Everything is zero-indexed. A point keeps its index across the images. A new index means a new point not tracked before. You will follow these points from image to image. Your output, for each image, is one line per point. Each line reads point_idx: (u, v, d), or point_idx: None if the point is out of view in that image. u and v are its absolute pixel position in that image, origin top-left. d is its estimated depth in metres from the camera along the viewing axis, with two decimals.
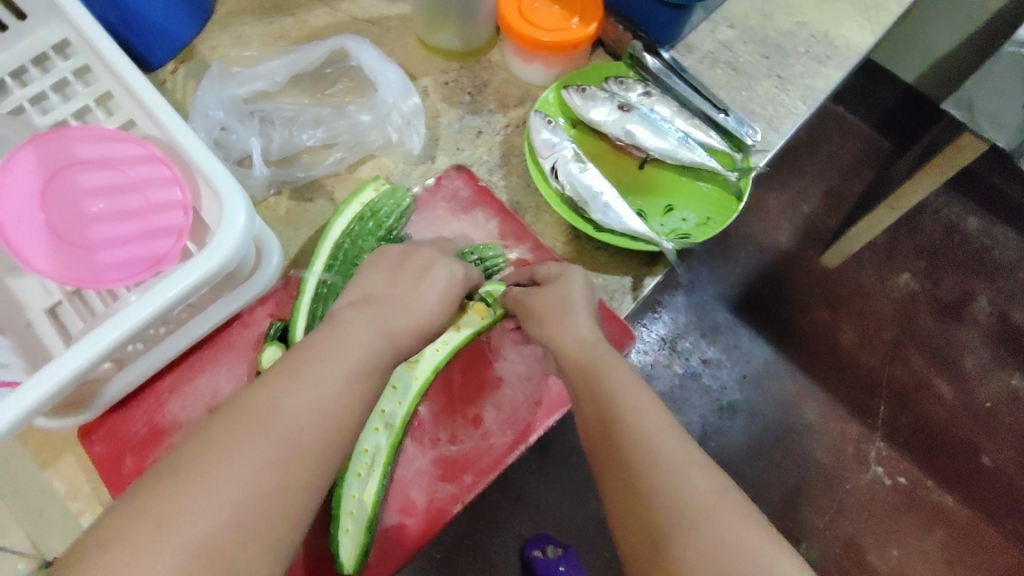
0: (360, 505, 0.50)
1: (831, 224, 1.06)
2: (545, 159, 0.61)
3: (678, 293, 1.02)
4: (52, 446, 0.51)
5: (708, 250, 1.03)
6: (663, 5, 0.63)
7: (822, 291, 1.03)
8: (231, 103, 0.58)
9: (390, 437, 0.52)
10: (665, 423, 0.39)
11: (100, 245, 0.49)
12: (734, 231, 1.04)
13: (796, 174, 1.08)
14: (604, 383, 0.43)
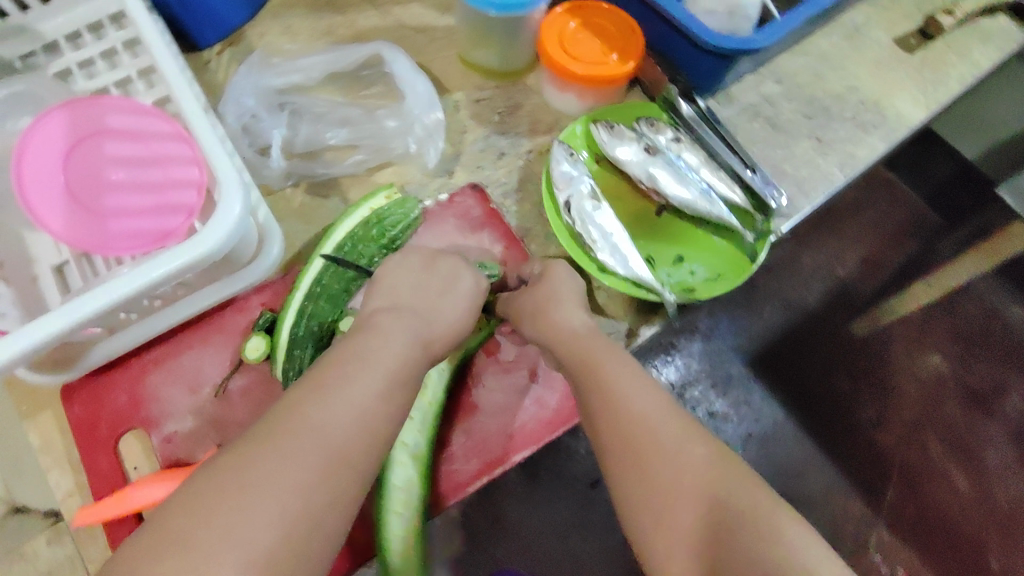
0: (404, 539, 0.50)
1: (865, 290, 1.01)
2: (561, 191, 0.60)
3: (695, 339, 0.97)
4: (33, 400, 0.51)
5: (733, 298, 0.98)
6: (707, 54, 0.62)
7: (845, 361, 0.98)
8: (264, 93, 0.59)
9: (416, 470, 0.50)
10: (679, 435, 0.42)
11: (114, 213, 0.50)
12: (761, 284, 1.00)
13: (836, 235, 1.02)
14: (617, 399, 0.44)
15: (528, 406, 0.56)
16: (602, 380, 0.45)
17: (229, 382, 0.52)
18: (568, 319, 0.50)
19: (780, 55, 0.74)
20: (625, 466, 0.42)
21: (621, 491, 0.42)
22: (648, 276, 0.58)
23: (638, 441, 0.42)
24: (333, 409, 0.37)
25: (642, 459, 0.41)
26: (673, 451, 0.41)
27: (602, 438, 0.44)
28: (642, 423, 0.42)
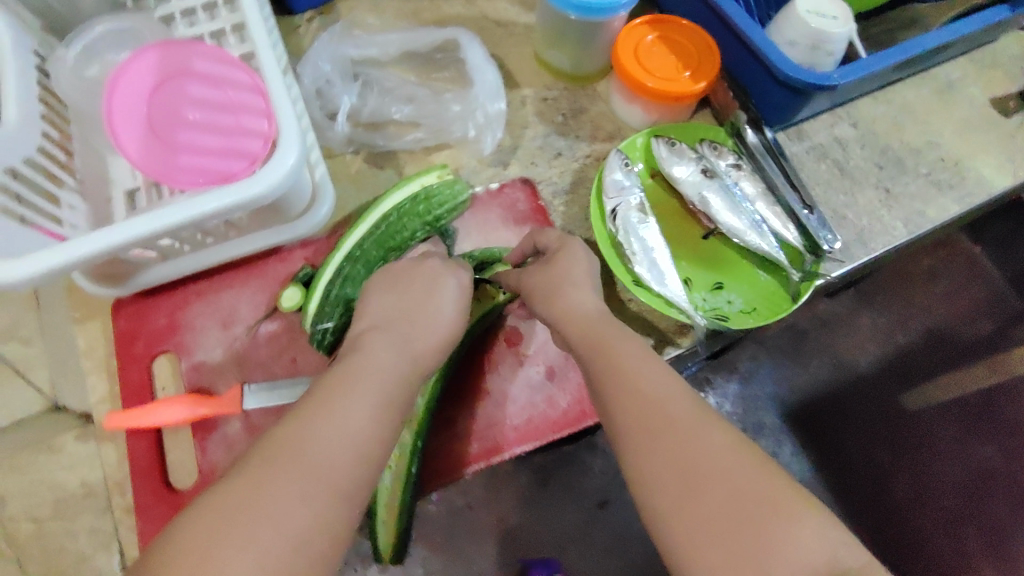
0: (393, 496, 0.51)
1: (923, 363, 0.94)
2: (609, 199, 0.60)
3: (733, 379, 0.93)
4: (87, 308, 0.56)
5: (779, 342, 0.94)
6: (781, 86, 0.61)
7: (890, 433, 0.92)
8: (340, 61, 0.62)
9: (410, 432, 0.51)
10: (702, 423, 0.40)
11: (182, 147, 0.54)
12: (811, 334, 0.94)
13: (902, 300, 0.96)
14: (634, 386, 0.42)
15: (537, 402, 0.56)
16: (620, 371, 0.43)
17: (260, 324, 0.55)
18: (583, 304, 0.48)
19: (861, 100, 0.72)
20: (644, 450, 0.40)
21: (639, 478, 0.40)
22: (681, 297, 0.58)
23: (659, 426, 0.40)
24: (350, 410, 0.38)
25: (664, 443, 0.39)
26: (695, 434, 0.39)
27: (617, 422, 0.42)
28: (663, 409, 0.41)
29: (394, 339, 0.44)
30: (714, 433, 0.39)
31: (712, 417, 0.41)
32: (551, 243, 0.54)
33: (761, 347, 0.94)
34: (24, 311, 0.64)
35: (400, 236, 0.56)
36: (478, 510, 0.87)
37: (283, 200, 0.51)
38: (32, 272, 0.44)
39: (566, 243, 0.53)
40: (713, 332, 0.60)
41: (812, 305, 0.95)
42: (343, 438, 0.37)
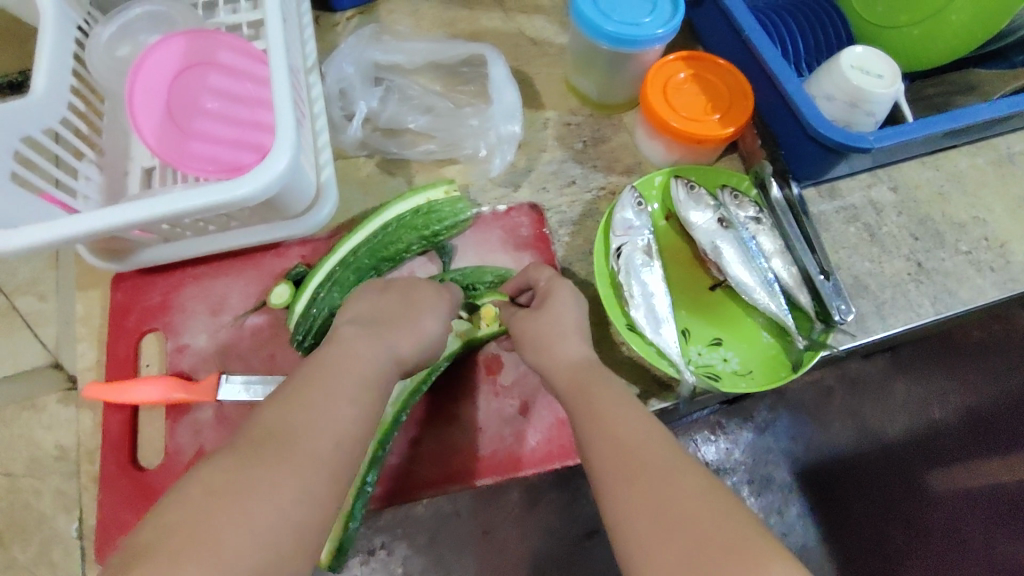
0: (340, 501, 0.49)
1: (959, 443, 0.78)
2: (615, 236, 0.58)
3: (746, 428, 0.80)
4: (93, 275, 0.58)
5: (802, 397, 0.80)
6: (811, 141, 0.58)
7: (908, 518, 0.76)
8: (364, 64, 0.62)
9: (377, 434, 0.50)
10: (679, 467, 0.37)
11: (198, 135, 0.55)
12: (837, 394, 0.80)
13: (945, 372, 0.80)
14: (607, 422, 0.41)
15: (505, 435, 0.54)
16: (598, 411, 0.42)
17: (247, 316, 0.56)
18: (579, 359, 0.46)
19: (906, 163, 0.68)
20: (617, 495, 0.37)
21: (615, 526, 0.36)
22: (674, 347, 0.55)
23: (637, 467, 0.37)
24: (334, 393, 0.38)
25: (639, 484, 0.36)
26: (670, 479, 0.36)
27: (598, 461, 0.39)
28: (642, 450, 0.38)
29: (375, 336, 0.43)
30: (691, 476, 0.36)
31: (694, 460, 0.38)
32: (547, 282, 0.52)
33: (781, 397, 0.81)
34: (45, 269, 0.69)
35: (394, 247, 0.56)
36: (466, 520, 0.79)
37: (280, 199, 0.52)
38: (20, 243, 0.44)
39: (555, 286, 0.51)
40: (703, 389, 0.57)
41: (842, 362, 0.80)
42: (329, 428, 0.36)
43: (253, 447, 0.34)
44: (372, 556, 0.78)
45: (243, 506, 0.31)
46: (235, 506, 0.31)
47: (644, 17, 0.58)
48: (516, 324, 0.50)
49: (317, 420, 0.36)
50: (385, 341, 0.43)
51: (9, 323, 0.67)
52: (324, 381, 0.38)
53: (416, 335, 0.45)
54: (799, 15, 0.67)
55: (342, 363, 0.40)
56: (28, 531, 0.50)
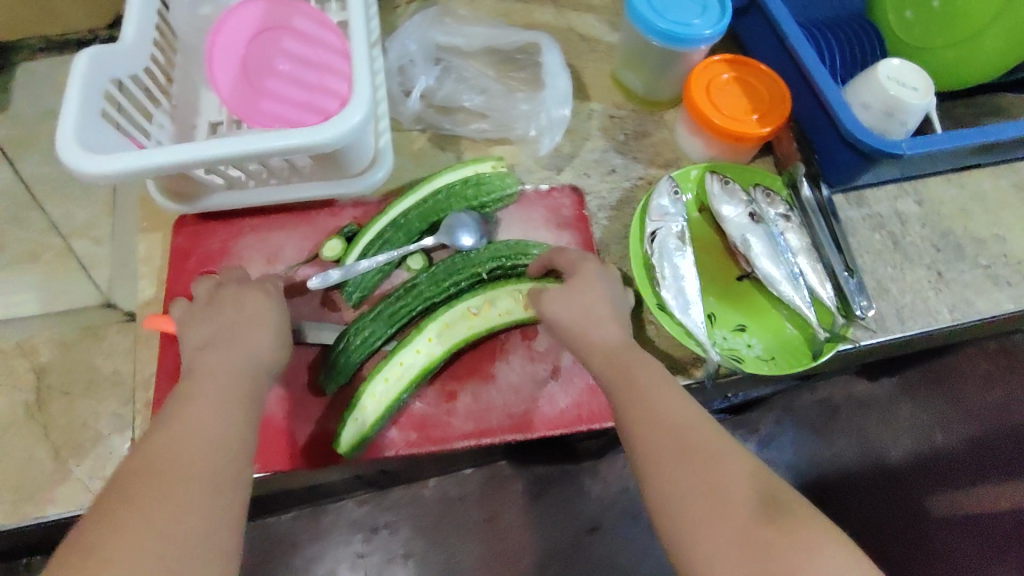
0: (375, 406, 0.52)
1: (962, 469, 0.78)
2: (652, 221, 0.61)
3: (751, 440, 0.82)
4: (158, 218, 0.61)
5: (807, 413, 0.82)
6: (846, 146, 0.61)
7: (910, 541, 0.76)
8: (426, 44, 0.66)
9: (428, 360, 0.54)
10: (730, 453, 0.40)
11: (267, 94, 0.59)
12: (843, 413, 0.82)
13: (948, 400, 0.80)
14: (650, 405, 0.42)
15: (538, 397, 0.56)
16: (642, 394, 0.43)
17: (300, 267, 0.59)
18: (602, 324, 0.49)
19: (931, 179, 0.71)
20: (668, 484, 0.39)
21: (662, 498, 0.39)
22: (701, 328, 0.58)
23: (683, 454, 0.40)
24: (208, 386, 0.42)
25: (692, 467, 0.39)
26: (726, 463, 0.39)
27: (649, 450, 0.41)
28: (691, 434, 0.40)
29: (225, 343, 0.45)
30: (731, 464, 0.39)
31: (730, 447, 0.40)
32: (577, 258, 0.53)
33: (788, 411, 0.83)
34: (102, 215, 0.73)
35: (444, 214, 0.59)
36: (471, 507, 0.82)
37: (344, 157, 0.55)
38: (107, 170, 0.46)
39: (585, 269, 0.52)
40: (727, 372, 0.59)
41: (849, 381, 0.82)
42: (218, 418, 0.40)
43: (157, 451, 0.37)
44: (374, 534, 0.81)
45: (160, 497, 0.35)
46: (155, 500, 0.35)
47: (695, 18, 0.62)
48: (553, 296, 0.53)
49: (200, 414, 0.40)
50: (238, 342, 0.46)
51: (64, 263, 0.71)
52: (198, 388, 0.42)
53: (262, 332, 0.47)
54: (839, 34, 0.71)
55: (194, 391, 0.41)
56: (83, 449, 0.52)
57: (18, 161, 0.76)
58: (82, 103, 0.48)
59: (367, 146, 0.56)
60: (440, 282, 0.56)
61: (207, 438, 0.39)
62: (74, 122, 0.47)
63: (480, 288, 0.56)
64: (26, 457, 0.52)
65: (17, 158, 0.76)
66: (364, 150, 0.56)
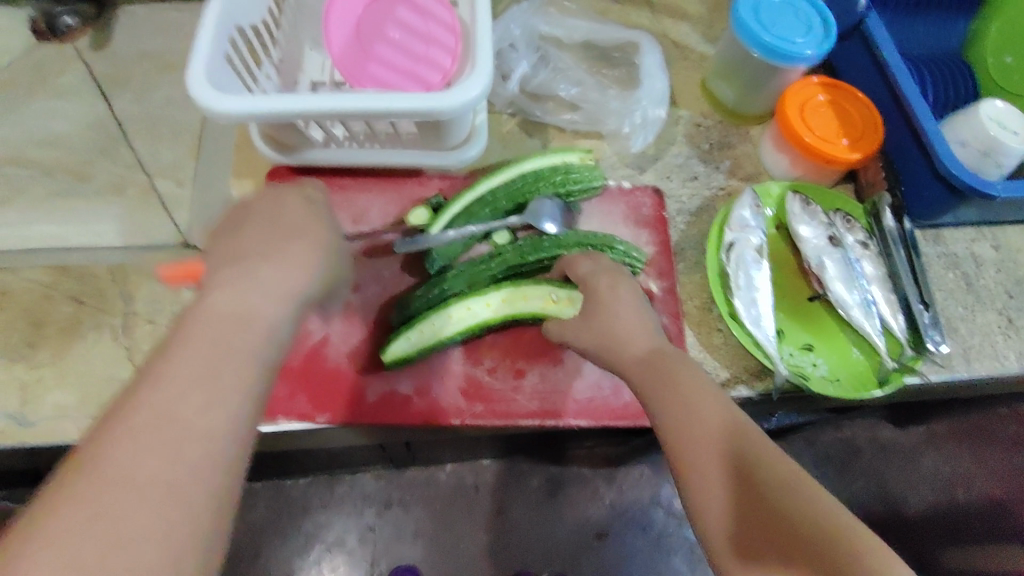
0: (432, 331, 0.54)
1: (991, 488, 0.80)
2: (731, 232, 0.62)
3: None
4: (253, 166, 0.62)
5: (830, 450, 0.83)
6: (937, 179, 0.61)
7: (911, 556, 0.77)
8: (528, 31, 0.68)
9: (492, 316, 0.56)
10: (758, 451, 0.40)
11: (374, 59, 0.60)
12: (862, 453, 0.83)
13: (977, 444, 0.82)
14: (689, 405, 0.43)
15: (604, 387, 0.57)
16: (680, 392, 0.44)
17: (384, 232, 0.60)
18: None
19: (1011, 226, 0.71)
20: (705, 505, 0.40)
21: (711, 504, 0.40)
22: (771, 341, 0.58)
23: (709, 467, 0.41)
24: (213, 346, 0.37)
25: (728, 481, 0.40)
26: (752, 463, 0.39)
27: (688, 464, 0.42)
28: (728, 437, 0.41)
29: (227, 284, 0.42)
30: (763, 460, 0.39)
31: (760, 452, 0.40)
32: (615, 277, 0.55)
33: (811, 447, 0.84)
34: (186, 158, 0.75)
35: (530, 196, 0.59)
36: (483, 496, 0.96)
37: (446, 128, 0.56)
38: (233, 110, 0.48)
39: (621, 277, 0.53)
40: (791, 388, 0.59)
41: (876, 424, 0.82)
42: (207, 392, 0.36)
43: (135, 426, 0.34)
44: (386, 508, 0.95)
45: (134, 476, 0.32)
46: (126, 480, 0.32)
47: (798, 37, 0.62)
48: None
49: (187, 385, 0.36)
50: (252, 282, 0.41)
51: (146, 200, 0.73)
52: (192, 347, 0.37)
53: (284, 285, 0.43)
54: (936, 73, 0.72)
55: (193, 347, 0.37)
56: None
57: (111, 97, 0.78)
58: (213, 44, 0.50)
59: (465, 121, 0.57)
60: (526, 254, 0.57)
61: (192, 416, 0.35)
62: (203, 61, 0.48)
63: (571, 285, 0.56)
64: (108, 376, 0.53)
65: (110, 93, 0.78)
66: (462, 125, 0.57)
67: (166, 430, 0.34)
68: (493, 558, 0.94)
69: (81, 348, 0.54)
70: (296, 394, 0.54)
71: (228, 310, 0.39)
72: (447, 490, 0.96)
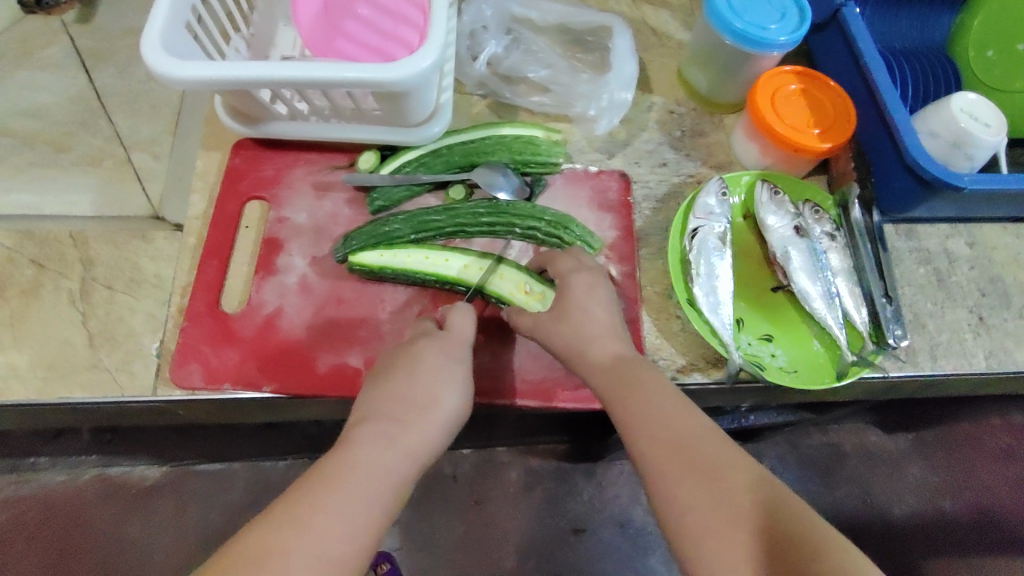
0: (402, 260, 0.56)
1: (960, 508, 0.94)
2: (695, 218, 0.61)
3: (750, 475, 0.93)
4: (219, 138, 0.63)
5: (813, 453, 0.96)
6: (906, 172, 0.60)
7: (880, 546, 0.92)
8: (500, 12, 0.68)
9: (463, 275, 0.56)
10: (732, 464, 0.41)
11: (342, 36, 0.61)
12: (849, 459, 0.96)
13: (963, 467, 0.96)
14: (658, 409, 0.44)
15: (556, 368, 0.56)
16: (647, 400, 0.45)
17: (345, 207, 0.60)
18: (575, 329, 0.51)
19: (988, 224, 0.69)
20: (705, 558, 0.38)
21: (676, 514, 0.40)
22: (727, 329, 0.57)
23: (726, 519, 0.38)
24: (357, 467, 0.41)
25: (689, 483, 0.40)
26: (722, 475, 0.40)
27: (687, 516, 0.39)
28: (706, 450, 0.41)
29: (381, 435, 0.43)
30: (739, 475, 0.40)
31: (774, 493, 0.39)
32: (570, 264, 0.54)
33: (794, 449, 0.97)
34: (163, 133, 0.76)
35: (486, 156, 0.61)
36: (460, 488, 0.96)
37: (406, 104, 0.56)
38: (186, 76, 0.48)
39: None
40: (747, 377, 0.59)
41: (862, 431, 0.97)
42: (350, 506, 0.39)
43: (267, 532, 0.37)
44: None
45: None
46: None
47: (771, 24, 0.61)
48: (565, 282, 0.53)
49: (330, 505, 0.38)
50: (386, 434, 0.43)
51: (121, 173, 0.74)
52: (333, 475, 0.40)
53: (433, 416, 0.45)
54: (916, 66, 0.71)
55: (333, 472, 0.40)
56: (115, 341, 0.54)
57: (94, 71, 0.79)
58: (171, 11, 0.50)
59: (428, 98, 0.57)
60: (478, 214, 0.58)
61: (336, 532, 0.37)
62: (159, 28, 0.49)
63: (550, 285, 0.56)
64: (63, 339, 0.54)
65: (94, 68, 0.79)
66: (425, 102, 0.57)
67: (307, 545, 0.36)
68: (463, 549, 0.94)
69: (38, 310, 0.55)
70: (228, 350, 0.54)
71: (362, 441, 0.42)
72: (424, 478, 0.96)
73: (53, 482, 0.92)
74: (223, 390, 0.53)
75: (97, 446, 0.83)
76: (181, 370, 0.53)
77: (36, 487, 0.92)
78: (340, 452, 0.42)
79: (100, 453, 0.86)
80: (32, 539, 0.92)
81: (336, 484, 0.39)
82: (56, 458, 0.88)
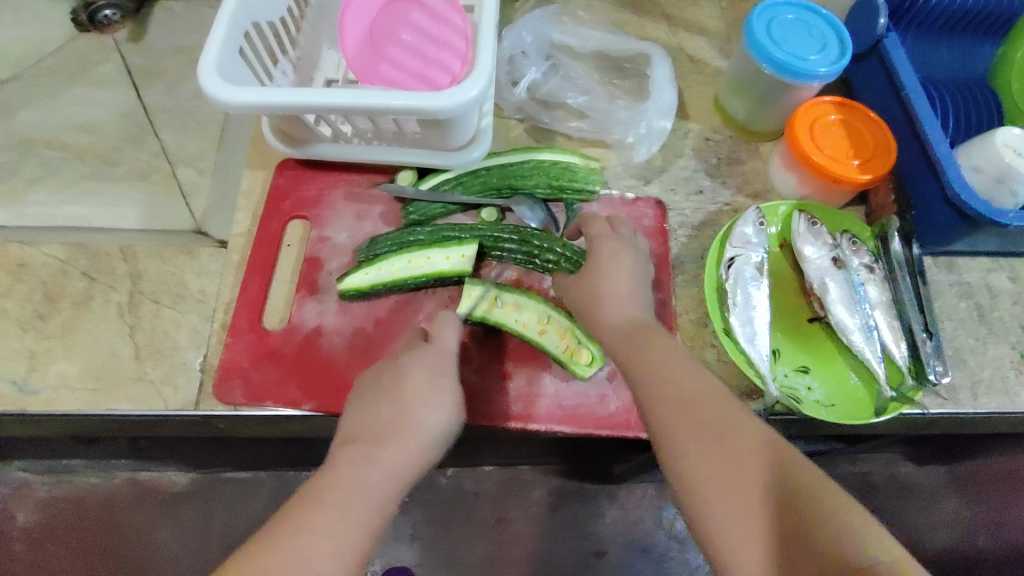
0: (390, 272, 0.57)
1: (999, 546, 0.92)
2: (732, 247, 0.61)
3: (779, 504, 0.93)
4: (264, 159, 0.65)
5: (844, 482, 0.95)
6: (948, 205, 0.59)
7: None
8: (540, 38, 0.70)
9: (448, 267, 0.57)
10: (733, 421, 0.41)
11: (385, 61, 0.62)
12: (879, 490, 0.95)
13: (1001, 506, 0.93)
14: (664, 367, 0.45)
15: (590, 394, 0.56)
16: (654, 359, 0.45)
17: (385, 228, 0.61)
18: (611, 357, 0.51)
19: None
20: (706, 502, 0.39)
21: (678, 464, 0.41)
22: (765, 360, 0.57)
23: (733, 480, 0.39)
24: (344, 487, 0.41)
25: (696, 439, 0.41)
26: (722, 435, 0.40)
27: (690, 469, 0.40)
28: (708, 405, 0.42)
29: (361, 456, 0.43)
30: (740, 433, 0.40)
31: (773, 446, 0.39)
32: (602, 232, 0.55)
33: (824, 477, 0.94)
34: (208, 149, 0.78)
35: (522, 180, 0.61)
36: (485, 506, 0.96)
37: (449, 129, 0.57)
38: (240, 101, 0.50)
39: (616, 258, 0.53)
40: (783, 410, 0.58)
41: (893, 463, 0.95)
42: (340, 525, 0.39)
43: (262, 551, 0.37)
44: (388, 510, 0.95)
45: None
46: None
47: (813, 54, 0.62)
48: None
49: (320, 523, 0.39)
50: (372, 451, 0.43)
51: (167, 188, 0.76)
52: (320, 498, 0.40)
53: (416, 434, 0.45)
54: (958, 98, 0.70)
55: (318, 493, 0.40)
56: (160, 354, 0.55)
57: (143, 88, 0.81)
58: (227, 38, 0.52)
59: (469, 124, 0.58)
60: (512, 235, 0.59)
61: (324, 554, 0.38)
62: (215, 55, 0.51)
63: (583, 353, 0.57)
64: (111, 351, 0.55)
65: (143, 85, 0.81)
66: (466, 127, 0.58)
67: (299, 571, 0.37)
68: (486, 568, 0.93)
69: (87, 322, 0.57)
70: (268, 366, 0.55)
71: (345, 462, 0.42)
72: (447, 494, 0.96)
73: (89, 485, 0.94)
74: (264, 407, 0.54)
75: (132, 451, 0.85)
76: (224, 386, 0.54)
77: (69, 488, 0.94)
78: (328, 473, 0.42)
79: (134, 458, 0.87)
80: (64, 542, 0.93)
81: (325, 503, 0.40)
82: (93, 462, 0.90)
